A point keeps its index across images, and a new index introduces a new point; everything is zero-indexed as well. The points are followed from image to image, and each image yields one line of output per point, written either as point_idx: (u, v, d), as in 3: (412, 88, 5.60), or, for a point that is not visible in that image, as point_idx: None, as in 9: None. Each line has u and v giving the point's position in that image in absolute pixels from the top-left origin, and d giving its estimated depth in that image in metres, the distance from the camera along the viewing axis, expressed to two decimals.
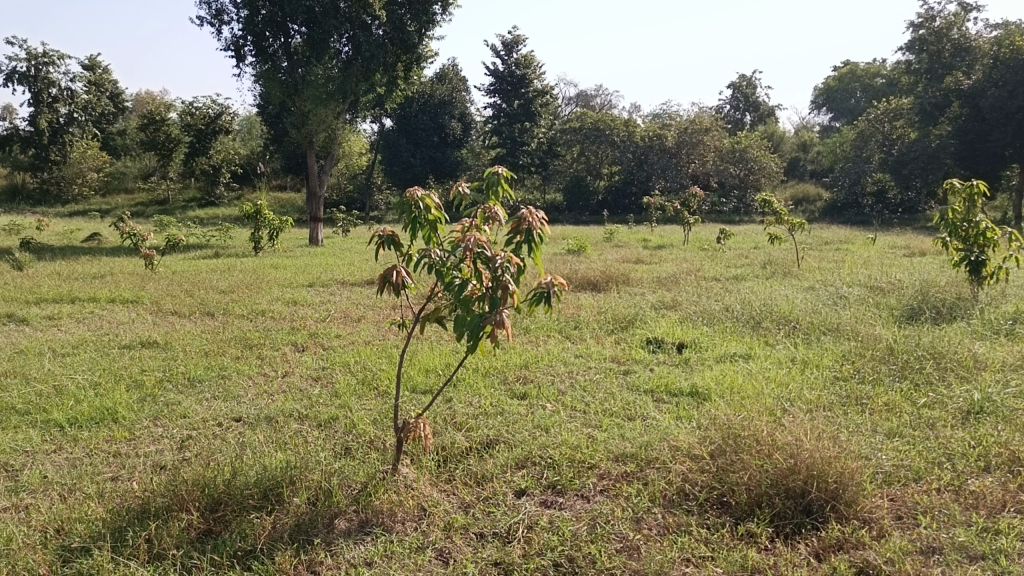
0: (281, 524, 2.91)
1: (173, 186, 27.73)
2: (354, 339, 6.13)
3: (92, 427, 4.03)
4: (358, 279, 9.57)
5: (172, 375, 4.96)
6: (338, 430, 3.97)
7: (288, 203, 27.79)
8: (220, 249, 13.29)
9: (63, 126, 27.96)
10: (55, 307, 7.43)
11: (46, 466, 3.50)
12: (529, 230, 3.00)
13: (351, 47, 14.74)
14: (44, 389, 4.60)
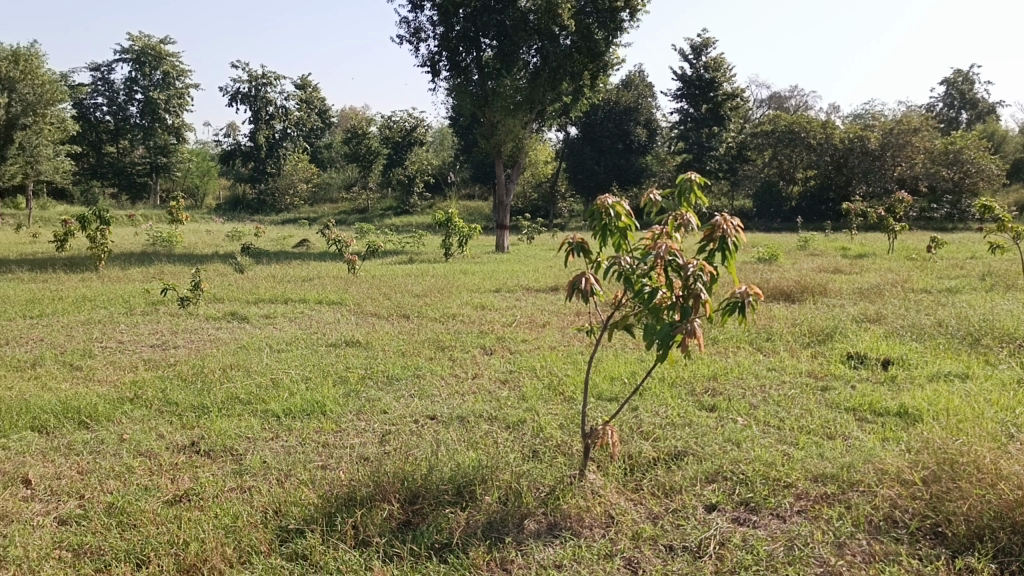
0: (474, 521, 3.02)
1: (372, 195, 29.53)
2: (540, 344, 6.25)
3: (304, 418, 4.38)
4: (543, 285, 9.74)
5: (372, 373, 5.29)
6: (526, 432, 4.06)
7: (475, 211, 28.80)
8: (414, 255, 14.01)
9: (278, 141, 31.47)
10: (271, 306, 8.15)
11: (266, 452, 3.84)
12: (722, 238, 2.92)
13: (539, 58, 14.90)
14: (263, 381, 5.05)
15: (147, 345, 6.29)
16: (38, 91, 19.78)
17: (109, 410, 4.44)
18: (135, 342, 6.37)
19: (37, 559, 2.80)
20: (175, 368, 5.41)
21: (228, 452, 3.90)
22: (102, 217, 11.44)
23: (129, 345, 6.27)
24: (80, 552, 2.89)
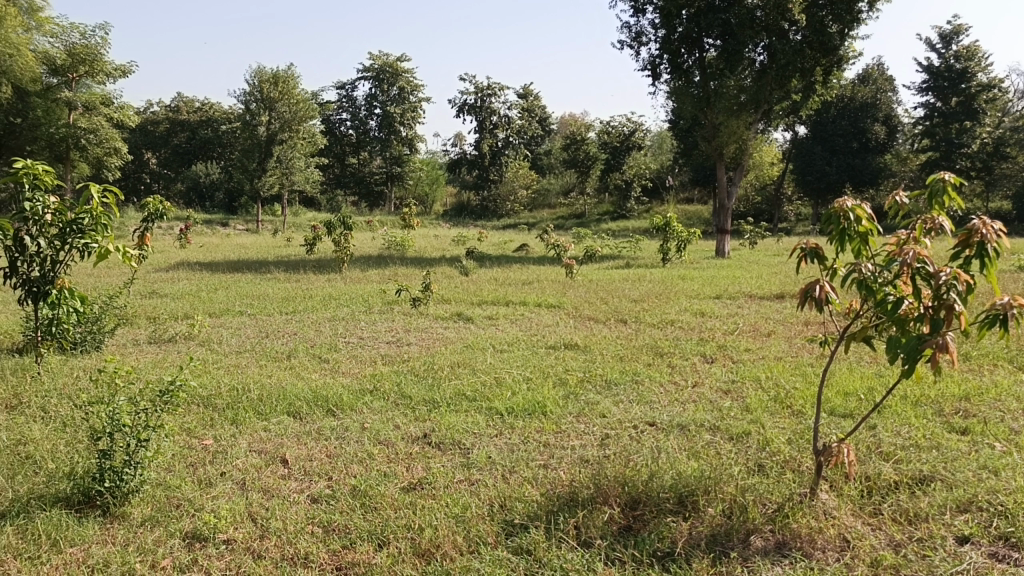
0: (697, 532, 2.96)
1: (589, 200, 29.81)
2: (765, 354, 6.00)
3: (526, 417, 4.51)
4: (768, 292, 9.34)
5: (591, 376, 5.34)
6: (751, 445, 3.92)
7: (694, 216, 28.22)
8: (631, 260, 13.98)
9: (500, 149, 32.48)
10: (494, 308, 8.47)
11: (491, 448, 4.00)
12: (981, 244, 2.63)
13: (767, 55, 14.35)
14: (487, 380, 5.26)
15: (383, 341, 6.78)
16: (293, 108, 22.29)
17: (352, 401, 4.83)
18: (373, 339, 6.89)
19: (293, 532, 3.11)
20: (408, 364, 5.79)
21: (456, 446, 4.10)
22: (345, 222, 12.50)
23: (368, 341, 6.79)
24: (328, 529, 3.16)
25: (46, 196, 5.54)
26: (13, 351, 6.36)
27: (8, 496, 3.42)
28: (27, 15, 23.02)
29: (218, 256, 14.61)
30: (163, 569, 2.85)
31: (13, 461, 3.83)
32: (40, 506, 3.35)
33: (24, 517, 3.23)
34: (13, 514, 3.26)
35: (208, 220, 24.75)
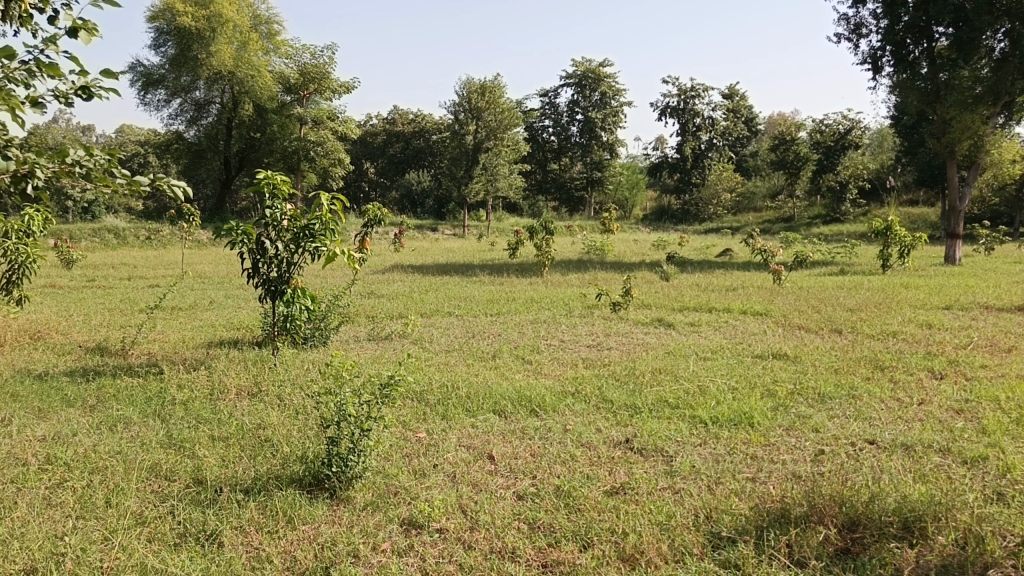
0: (924, 561, 2.73)
1: (799, 203, 28.31)
2: (1006, 371, 5.42)
3: (731, 428, 4.38)
4: (1008, 303, 8.43)
5: (803, 389, 5.08)
6: (988, 471, 3.56)
7: (919, 219, 26.03)
8: (846, 266, 13.15)
9: (704, 152, 32.25)
10: (697, 315, 8.30)
11: (695, 457, 3.92)
12: None
13: (1008, 42, 13.00)
14: (691, 388, 5.16)
15: (584, 345, 6.85)
16: (499, 117, 23.15)
17: (554, 402, 4.92)
18: (574, 342, 6.98)
19: (501, 526, 3.22)
20: (610, 368, 5.80)
21: (659, 453, 4.06)
22: (547, 227, 12.75)
23: (570, 344, 6.89)
24: (534, 526, 3.24)
25: (284, 204, 6.13)
26: (254, 344, 7.07)
27: (252, 474, 3.82)
28: (268, 40, 26.48)
29: (428, 260, 15.43)
30: (383, 551, 3.05)
31: (255, 443, 4.27)
32: (277, 484, 3.70)
33: (264, 494, 3.60)
34: (256, 491, 3.63)
35: (419, 225, 26.18)
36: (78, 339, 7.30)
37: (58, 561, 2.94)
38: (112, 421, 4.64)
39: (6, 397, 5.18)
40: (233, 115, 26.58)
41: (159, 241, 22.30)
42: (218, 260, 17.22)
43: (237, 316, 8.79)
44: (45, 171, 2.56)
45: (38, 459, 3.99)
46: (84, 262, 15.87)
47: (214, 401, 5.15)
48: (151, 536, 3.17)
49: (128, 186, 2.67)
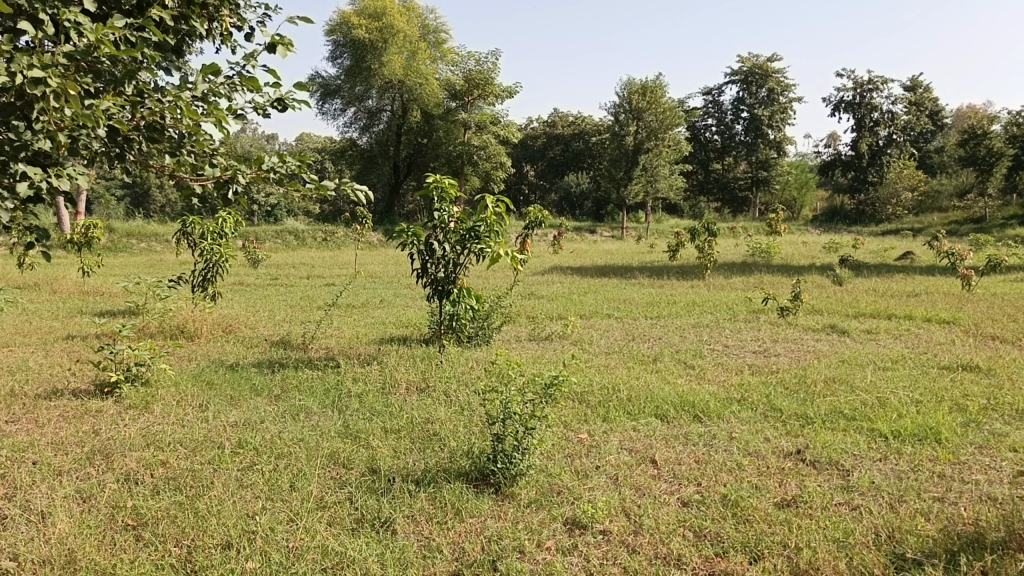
0: None
1: (992, 203, 25.94)
2: None
3: (915, 443, 4.10)
4: None
5: (998, 404, 4.67)
6: None
7: None
8: None
9: (882, 148, 30.48)
10: (874, 321, 7.83)
11: (874, 472, 3.71)
12: None
13: None
14: (869, 399, 4.88)
15: (750, 350, 6.64)
16: (660, 117, 23.09)
17: (720, 409, 4.79)
18: (738, 347, 6.78)
19: (666, 532, 3.18)
20: (779, 376, 5.58)
21: (834, 466, 3.86)
22: (710, 229, 12.45)
23: (734, 349, 6.69)
24: (701, 534, 3.18)
25: (451, 207, 6.41)
26: (422, 341, 7.37)
27: (421, 465, 3.98)
28: (435, 48, 27.91)
29: (588, 261, 15.47)
30: (547, 549, 3.09)
31: (424, 436, 4.45)
32: (446, 478, 3.84)
33: (434, 486, 3.74)
34: (426, 482, 3.78)
35: (578, 227, 26.27)
36: (265, 333, 7.90)
37: (250, 538, 3.19)
38: (295, 410, 4.99)
39: (204, 384, 5.69)
40: (402, 122, 27.88)
41: (334, 241, 23.71)
42: (387, 261, 18.11)
43: (405, 314, 9.19)
44: (245, 177, 2.80)
45: (231, 443, 4.36)
46: (269, 262, 17.15)
47: (386, 395, 5.41)
48: (331, 520, 3.37)
49: (316, 191, 2.81)
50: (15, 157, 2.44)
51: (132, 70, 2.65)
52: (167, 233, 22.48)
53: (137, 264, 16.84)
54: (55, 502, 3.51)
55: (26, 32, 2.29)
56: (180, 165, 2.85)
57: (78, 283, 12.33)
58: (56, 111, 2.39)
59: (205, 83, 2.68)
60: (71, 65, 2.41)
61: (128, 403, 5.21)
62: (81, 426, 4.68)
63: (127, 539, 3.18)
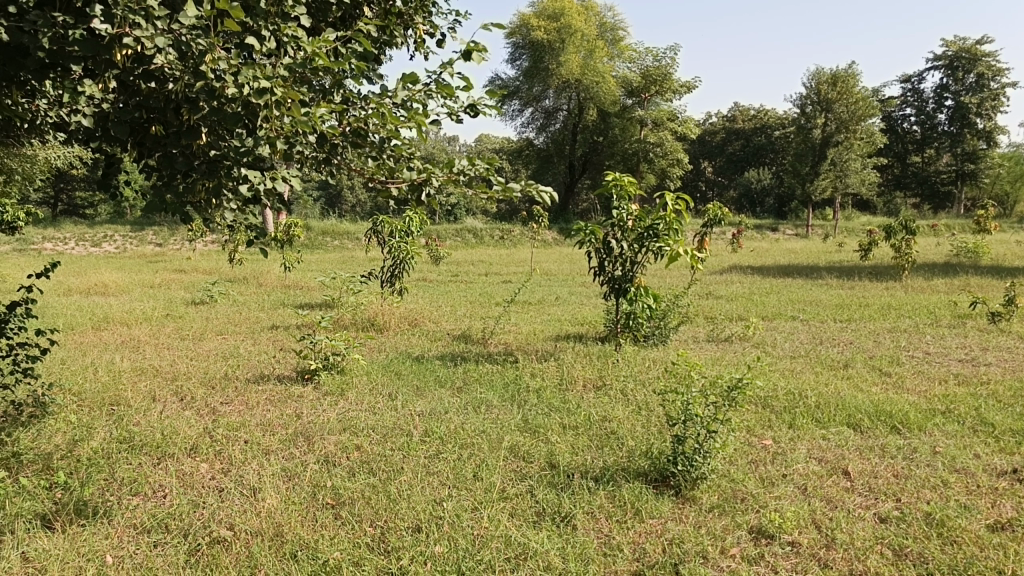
0: None
1: None
2: None
3: None
4: None
5: None
6: None
7: None
8: None
9: None
10: None
11: None
12: None
13: None
14: None
15: (955, 358, 6.12)
16: (853, 108, 21.63)
17: (921, 420, 4.46)
18: (941, 354, 6.27)
19: (861, 549, 3.01)
20: (990, 387, 5.11)
21: None
22: (908, 227, 11.59)
23: (936, 357, 6.19)
24: (901, 553, 2.98)
25: (630, 205, 6.44)
26: (598, 339, 7.38)
27: (600, 463, 3.99)
28: (613, 46, 27.92)
29: (770, 261, 14.86)
30: (732, 556, 3.01)
31: (601, 434, 4.45)
32: (626, 477, 3.82)
33: (613, 484, 3.74)
34: (606, 480, 3.78)
35: (759, 225, 25.27)
36: (447, 328, 8.21)
37: (437, 523, 3.33)
38: (477, 403, 5.15)
39: (392, 374, 6.01)
40: (578, 121, 28.18)
41: (510, 239, 24.27)
42: (562, 260, 18.29)
43: (581, 311, 9.24)
44: (438, 179, 2.88)
45: (418, 431, 4.57)
46: (449, 259, 17.81)
47: (563, 391, 5.47)
48: (513, 511, 3.45)
49: (504, 193, 2.79)
50: (238, 162, 2.68)
51: (339, 79, 2.85)
52: (357, 231, 23.90)
53: (331, 261, 18.02)
54: (264, 478, 3.83)
55: (252, 47, 2.53)
56: (379, 168, 2.97)
57: (281, 278, 13.39)
58: (275, 118, 2.61)
59: (404, 90, 2.80)
60: (289, 77, 2.64)
61: (325, 389, 5.60)
62: (285, 409, 5.08)
63: (327, 517, 3.42)
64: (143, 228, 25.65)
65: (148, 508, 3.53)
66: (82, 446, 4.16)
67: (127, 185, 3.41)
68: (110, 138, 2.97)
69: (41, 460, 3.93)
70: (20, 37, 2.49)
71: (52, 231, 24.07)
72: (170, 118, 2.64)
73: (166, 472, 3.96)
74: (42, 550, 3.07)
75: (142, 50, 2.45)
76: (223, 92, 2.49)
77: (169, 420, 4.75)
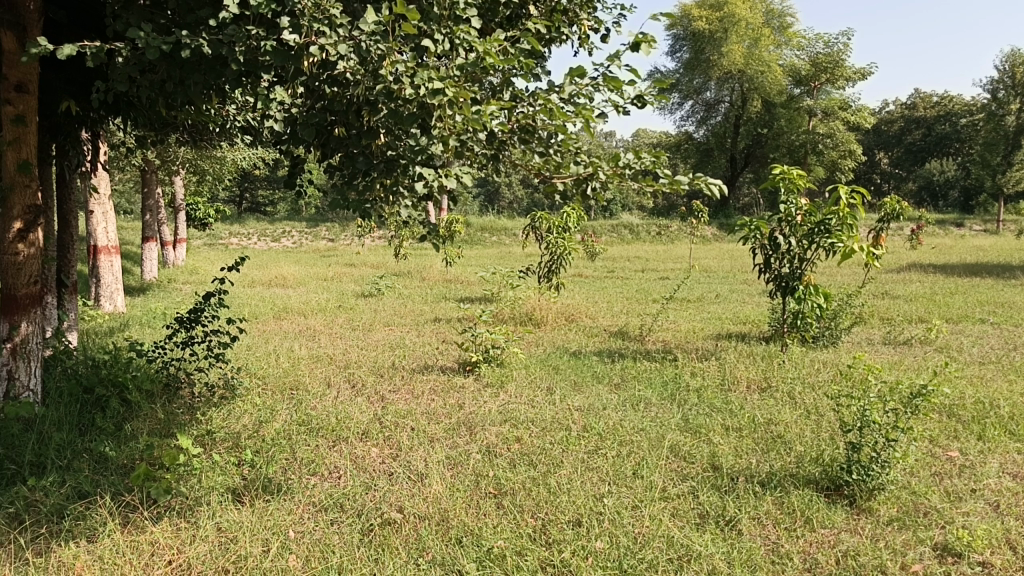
0: None
1: None
2: None
3: None
4: None
5: None
6: None
7: None
8: None
9: None
10: None
11: None
12: None
13: None
14: None
15: None
16: None
17: None
18: None
19: None
20: None
21: None
22: None
23: None
24: None
25: (799, 199, 6.24)
26: (762, 339, 7.11)
27: (766, 467, 3.85)
28: (780, 33, 27.16)
29: (955, 259, 13.77)
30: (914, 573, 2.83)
31: (767, 438, 4.29)
32: (794, 483, 3.67)
33: (781, 490, 3.60)
34: (773, 485, 3.65)
35: (940, 220, 23.45)
36: (604, 324, 8.19)
37: (598, 518, 3.33)
38: (635, 400, 5.10)
39: (550, 369, 6.07)
40: (740, 113, 27.41)
41: (667, 235, 23.88)
42: (722, 256, 17.80)
43: (743, 310, 8.95)
44: (604, 173, 2.86)
45: (577, 426, 4.59)
46: (605, 255, 17.73)
47: (726, 391, 5.31)
48: (674, 512, 3.40)
49: (671, 186, 2.74)
50: (413, 160, 2.78)
51: (508, 78, 2.90)
52: (514, 227, 24.32)
53: (490, 256, 18.42)
54: (430, 465, 3.98)
55: (426, 49, 2.62)
56: (545, 164, 2.99)
57: (442, 272, 13.85)
58: (447, 116, 2.68)
59: (570, 85, 2.80)
60: (460, 77, 2.72)
61: (486, 381, 5.74)
62: (449, 399, 5.26)
63: (489, 505, 3.51)
64: (316, 224, 27.30)
65: (326, 487, 3.75)
66: (266, 427, 4.48)
67: (310, 183, 3.64)
68: (296, 139, 3.17)
69: (232, 438, 4.27)
70: (222, 49, 2.72)
71: (238, 227, 26.11)
72: (352, 120, 2.84)
73: (341, 454, 4.19)
74: (234, 521, 3.33)
75: (327, 57, 2.63)
76: (400, 94, 2.61)
77: (343, 405, 5.03)
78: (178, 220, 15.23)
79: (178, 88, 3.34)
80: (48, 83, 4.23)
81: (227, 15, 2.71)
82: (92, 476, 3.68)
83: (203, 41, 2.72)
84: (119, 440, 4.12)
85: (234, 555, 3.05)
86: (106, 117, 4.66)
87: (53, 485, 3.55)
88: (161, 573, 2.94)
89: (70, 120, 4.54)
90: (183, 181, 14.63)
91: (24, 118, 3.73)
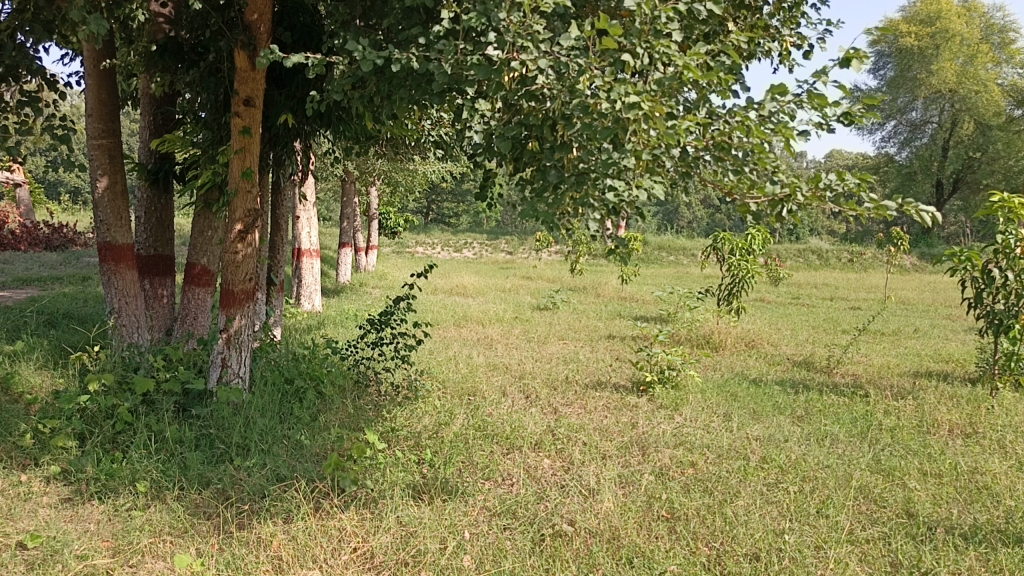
0: None
1: None
2: None
3: None
4: None
5: None
6: None
7: None
8: None
9: None
10: None
11: None
12: None
13: None
14: None
15: None
16: None
17: None
18: None
19: None
20: None
21: None
22: None
23: None
24: None
25: (1020, 229, 5.80)
26: (968, 380, 6.52)
27: (969, 520, 3.53)
28: (1000, 50, 25.85)
29: None
30: None
31: (972, 488, 3.93)
32: (1003, 541, 3.33)
33: (987, 546, 3.28)
34: (977, 540, 3.34)
35: None
36: (788, 352, 7.84)
37: (778, 555, 3.18)
38: (821, 435, 4.83)
39: (728, 395, 5.86)
40: (949, 135, 25.48)
41: (859, 263, 22.46)
42: (922, 288, 16.53)
43: (945, 347, 8.26)
44: (802, 195, 2.70)
45: (756, 456, 4.41)
46: (791, 280, 16.93)
47: (923, 434, 4.91)
48: (863, 557, 3.21)
49: (876, 211, 2.56)
50: (604, 174, 2.72)
51: (706, 93, 2.78)
52: (694, 248, 23.80)
53: (668, 276, 18.11)
54: (603, 481, 3.96)
55: (626, 64, 2.58)
56: (740, 183, 2.81)
57: (618, 289, 13.75)
58: (642, 131, 2.62)
59: (772, 102, 2.63)
60: (659, 91, 2.66)
61: (660, 401, 5.64)
62: (622, 416, 5.23)
63: (662, 529, 3.44)
64: (497, 237, 27.95)
65: (500, 493, 3.83)
66: (445, 430, 4.64)
67: (500, 197, 3.74)
68: (491, 152, 3.25)
69: (413, 437, 4.46)
70: (429, 64, 2.85)
71: (425, 238, 27.42)
72: (546, 134, 2.86)
73: (515, 461, 4.28)
74: (413, 517, 3.46)
75: (527, 72, 2.70)
76: (596, 108, 2.58)
77: (518, 414, 5.12)
78: (371, 228, 16.11)
79: (384, 102, 3.57)
80: (271, 98, 4.65)
81: (438, 33, 2.85)
82: (290, 461, 3.94)
83: (411, 58, 2.87)
84: (313, 429, 4.41)
85: (414, 550, 3.18)
86: (319, 130, 5.03)
87: (255, 466, 3.85)
88: (348, 558, 3.14)
89: (288, 131, 4.95)
90: (378, 192, 15.58)
91: (250, 129, 4.09)
